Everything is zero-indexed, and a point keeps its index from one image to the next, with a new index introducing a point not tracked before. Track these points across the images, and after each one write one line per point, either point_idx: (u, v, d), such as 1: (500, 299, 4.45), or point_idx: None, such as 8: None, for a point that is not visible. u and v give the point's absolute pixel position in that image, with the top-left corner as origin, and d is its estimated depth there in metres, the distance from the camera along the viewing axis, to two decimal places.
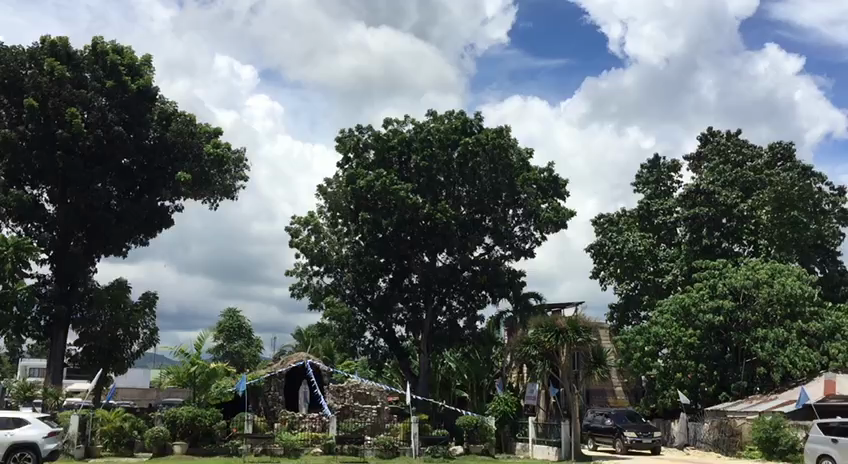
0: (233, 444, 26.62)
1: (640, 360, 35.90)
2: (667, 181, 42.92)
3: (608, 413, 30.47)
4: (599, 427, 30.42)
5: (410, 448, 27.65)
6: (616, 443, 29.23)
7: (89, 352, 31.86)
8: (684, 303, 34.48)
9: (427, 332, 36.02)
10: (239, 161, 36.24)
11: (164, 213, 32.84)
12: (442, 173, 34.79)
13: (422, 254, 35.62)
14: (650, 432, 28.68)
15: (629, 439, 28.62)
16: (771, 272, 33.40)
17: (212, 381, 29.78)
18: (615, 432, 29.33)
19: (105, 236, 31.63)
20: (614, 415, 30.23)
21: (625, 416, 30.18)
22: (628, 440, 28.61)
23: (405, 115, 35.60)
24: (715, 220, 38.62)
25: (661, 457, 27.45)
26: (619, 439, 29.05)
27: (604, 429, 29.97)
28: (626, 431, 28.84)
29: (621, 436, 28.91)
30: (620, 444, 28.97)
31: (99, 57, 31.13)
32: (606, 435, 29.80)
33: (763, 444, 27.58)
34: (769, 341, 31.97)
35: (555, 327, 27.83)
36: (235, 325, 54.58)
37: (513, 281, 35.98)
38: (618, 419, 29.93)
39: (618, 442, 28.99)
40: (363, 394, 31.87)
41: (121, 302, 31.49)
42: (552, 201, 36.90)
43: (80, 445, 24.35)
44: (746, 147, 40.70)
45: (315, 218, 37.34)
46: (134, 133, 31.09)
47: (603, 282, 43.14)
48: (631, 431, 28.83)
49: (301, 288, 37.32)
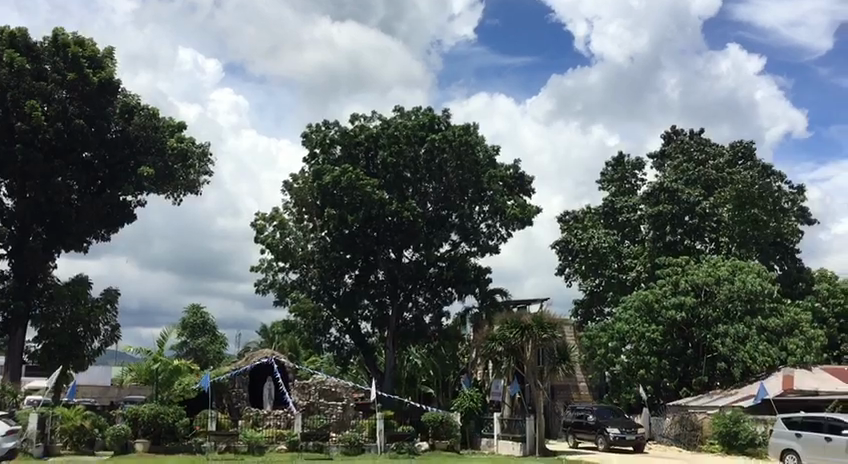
0: (195, 442, 26.34)
1: (604, 356, 36.24)
2: (631, 178, 43.53)
3: (591, 409, 30.21)
4: (581, 424, 30.23)
5: (375, 444, 27.66)
6: (598, 440, 29.08)
7: (48, 348, 30.58)
8: (647, 300, 34.57)
9: (393, 328, 36.08)
10: (204, 155, 35.87)
11: (126, 207, 32.31)
12: (409, 170, 34.87)
13: (388, 250, 35.52)
14: (634, 429, 28.30)
15: (612, 436, 28.34)
16: (732, 269, 34.14)
17: (174, 379, 29.70)
18: (597, 430, 29.20)
19: (65, 230, 31.00)
20: (598, 411, 29.99)
21: (609, 411, 29.97)
22: (611, 437, 28.30)
23: (372, 111, 35.73)
24: (678, 217, 38.81)
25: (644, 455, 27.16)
26: (601, 436, 28.90)
27: (585, 426, 29.94)
28: (609, 428, 28.59)
29: (603, 434, 28.71)
30: (603, 441, 28.76)
31: (59, 49, 30.54)
32: (586, 431, 29.82)
33: (723, 438, 28.10)
34: (729, 337, 32.64)
35: (521, 323, 28.13)
36: (199, 321, 54.04)
37: (480, 277, 36.07)
38: (601, 414, 29.71)
39: (601, 439, 28.81)
40: (329, 391, 31.81)
41: (83, 298, 31.07)
42: (518, 198, 37.08)
43: (39, 444, 24.00)
44: (708, 146, 41.40)
45: (280, 214, 37.18)
46: (95, 126, 30.56)
47: (568, 278, 43.47)
48: (614, 428, 28.59)
49: (266, 284, 37.20)
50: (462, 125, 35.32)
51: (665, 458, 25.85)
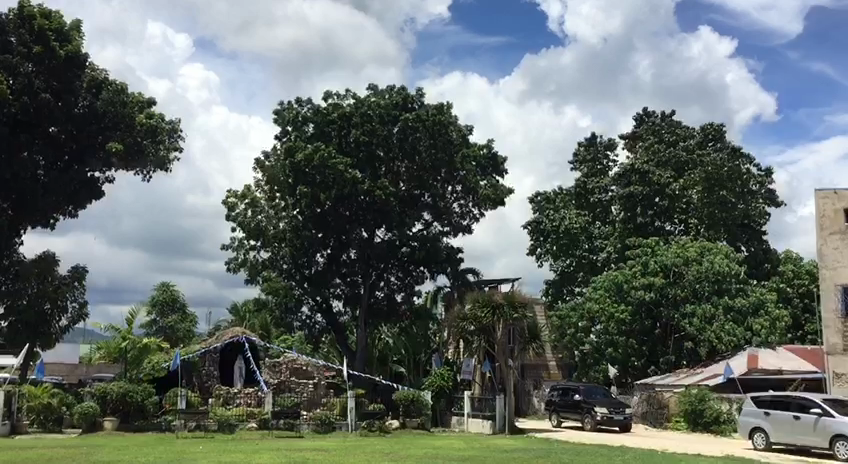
0: (165, 420, 26.39)
1: (574, 335, 36.90)
2: (603, 159, 43.71)
3: (578, 388, 29.39)
4: (567, 402, 29.64)
5: (346, 423, 27.66)
6: (585, 419, 28.44)
7: (15, 326, 30.31)
8: (617, 280, 35.05)
9: (365, 307, 35.90)
10: (174, 131, 35.34)
11: (95, 184, 32.10)
12: (382, 148, 34.76)
13: (360, 229, 35.23)
14: (622, 409, 27.83)
15: (600, 416, 27.74)
16: (700, 250, 34.45)
17: (143, 358, 29.58)
18: (585, 409, 28.50)
19: (32, 206, 30.47)
20: (586, 389, 29.19)
21: (599, 391, 29.09)
22: (599, 416, 27.72)
23: (346, 89, 35.49)
24: (649, 199, 39.83)
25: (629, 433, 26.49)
26: (588, 416, 28.29)
27: (571, 405, 29.35)
28: (597, 408, 27.98)
29: (591, 413, 28.11)
30: (590, 420, 28.17)
31: (24, 21, 29.68)
32: (573, 410, 29.19)
33: (689, 415, 28.65)
34: (696, 317, 33.18)
35: (491, 302, 28.22)
36: (169, 299, 53.65)
37: (452, 256, 36.32)
38: (589, 393, 28.92)
39: (589, 419, 28.21)
40: (300, 370, 32.04)
41: (49, 276, 30.89)
42: (491, 179, 37.27)
43: (5, 422, 23.79)
44: (679, 128, 41.71)
45: (252, 192, 36.99)
46: (62, 101, 30.18)
47: (539, 259, 43.70)
48: (602, 407, 27.96)
49: (238, 262, 37.06)
50: (436, 105, 35.28)
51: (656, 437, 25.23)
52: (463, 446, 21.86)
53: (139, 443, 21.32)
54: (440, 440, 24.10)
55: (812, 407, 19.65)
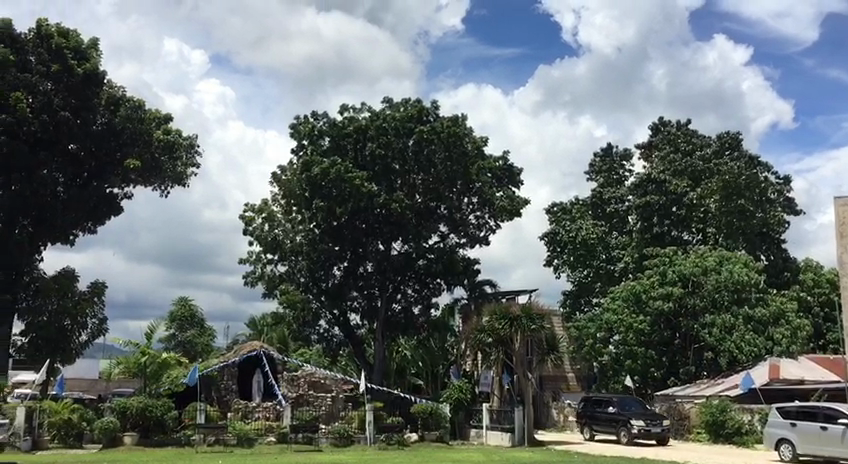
0: (185, 434, 26.41)
1: (593, 346, 36.70)
2: (619, 170, 43.64)
3: (612, 400, 29.09)
4: (599, 414, 29.16)
5: (364, 436, 27.70)
6: (620, 433, 27.93)
7: (35, 342, 30.48)
8: (635, 290, 34.95)
9: (383, 320, 36.16)
10: (191, 147, 35.69)
11: (113, 200, 32.35)
12: (398, 162, 34.91)
13: (377, 242, 35.49)
14: (659, 421, 27.40)
15: (637, 429, 27.26)
16: (719, 259, 34.38)
17: (162, 373, 29.79)
18: (620, 422, 28.01)
19: (52, 223, 31.02)
20: (620, 402, 28.90)
21: (632, 402, 28.90)
22: (636, 430, 27.26)
23: (362, 103, 35.67)
24: (666, 208, 39.74)
25: (669, 447, 26.18)
26: (624, 429, 27.75)
27: (605, 418, 28.81)
28: (633, 420, 27.46)
29: (627, 426, 27.58)
30: (626, 434, 27.64)
31: (43, 40, 30.31)
32: (606, 423, 28.68)
33: (709, 427, 28.33)
34: (715, 327, 32.93)
35: (509, 314, 28.15)
36: (188, 314, 53.90)
37: (468, 269, 36.24)
38: (623, 406, 28.59)
39: (624, 432, 27.68)
40: (318, 383, 32.93)
41: (69, 292, 31.10)
42: (507, 190, 37.26)
43: (27, 437, 24.11)
44: (695, 137, 41.56)
45: (269, 206, 37.20)
46: (81, 118, 30.39)
47: (556, 270, 43.53)
48: (639, 420, 27.46)
49: (255, 276, 37.24)
50: (450, 117, 35.34)
51: (694, 451, 24.78)
52: (481, 459, 21.76)
53: (161, 458, 21.43)
54: (458, 452, 24.14)
55: (839, 417, 19.41)
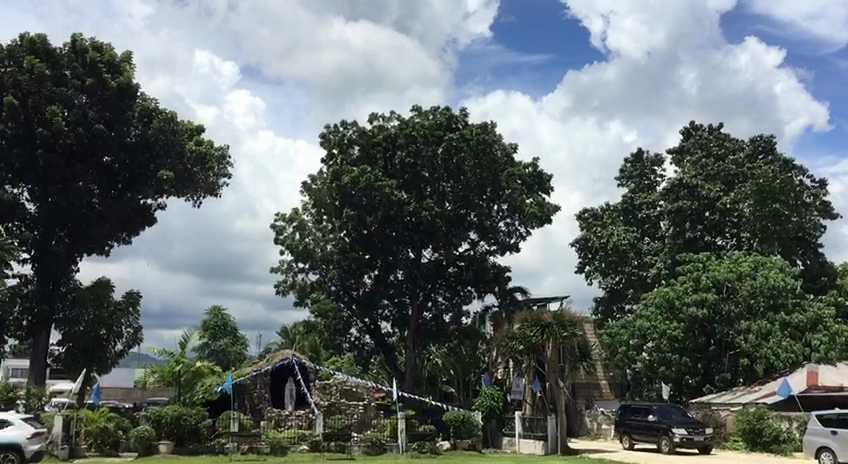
0: (219, 443, 26.64)
1: (626, 354, 36.10)
2: (651, 175, 43.23)
3: (651, 408, 28.56)
4: (640, 423, 28.68)
5: (397, 444, 27.70)
6: (661, 442, 27.50)
7: (72, 351, 31.18)
8: (668, 297, 34.56)
9: (414, 328, 36.22)
10: (223, 158, 36.14)
11: (147, 211, 32.61)
12: (427, 170, 34.94)
13: (407, 250, 35.75)
14: (701, 429, 27.02)
15: (679, 437, 26.84)
16: (754, 264, 33.89)
17: (196, 382, 30.00)
18: (660, 431, 27.57)
19: (88, 234, 31.54)
20: (659, 410, 28.33)
21: (673, 411, 28.25)
22: (678, 438, 26.84)
23: (391, 111, 35.82)
24: (698, 214, 39.21)
25: (713, 456, 25.77)
26: (664, 437, 27.36)
27: (645, 427, 28.37)
28: (674, 429, 27.06)
29: (668, 434, 27.18)
30: (667, 442, 27.23)
31: (78, 55, 30.91)
32: (647, 432, 28.25)
33: (746, 435, 27.93)
34: (752, 333, 32.47)
35: (541, 321, 27.95)
36: (220, 323, 54.36)
37: (499, 276, 36.05)
38: (662, 414, 28.07)
39: (665, 441, 27.26)
40: (350, 391, 31.53)
41: (105, 301, 31.33)
42: (537, 197, 37.07)
43: (64, 446, 24.34)
44: (727, 141, 41.19)
45: (300, 215, 37.42)
46: (115, 131, 30.88)
47: (588, 276, 43.15)
48: (681, 428, 27.05)
49: (286, 285, 37.49)
50: (479, 124, 35.33)
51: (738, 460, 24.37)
52: None
53: None
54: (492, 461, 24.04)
55: None
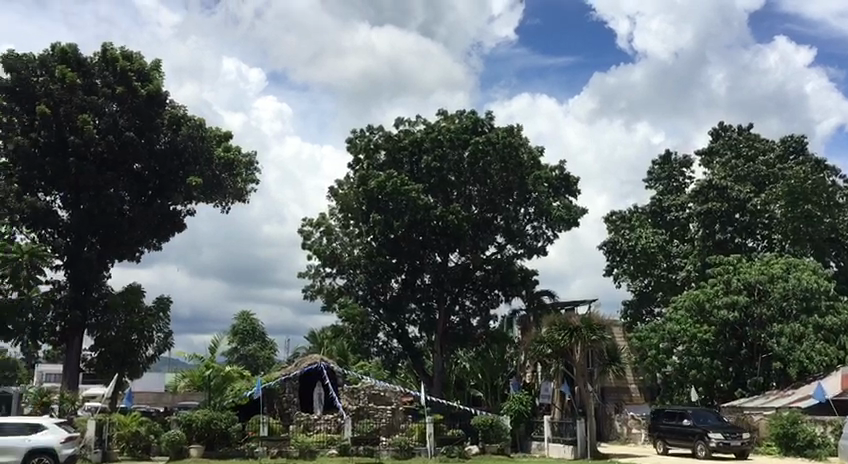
0: (248, 447, 26.78)
1: (655, 357, 36.03)
2: (679, 177, 42.89)
3: (686, 413, 28.23)
4: (674, 428, 28.35)
5: (425, 448, 27.65)
6: (697, 447, 27.19)
7: (104, 356, 31.65)
8: (698, 299, 34.14)
9: (441, 332, 36.18)
10: (250, 164, 36.45)
11: (176, 216, 32.96)
12: (454, 173, 34.80)
13: (434, 254, 35.60)
14: (738, 434, 26.64)
15: (716, 442, 26.54)
16: (786, 267, 33.40)
17: (226, 386, 30.26)
18: (696, 435, 27.26)
19: (119, 240, 31.84)
20: (694, 414, 28.05)
21: (709, 415, 27.98)
22: (714, 443, 26.53)
23: (417, 115, 35.87)
24: (728, 215, 38.66)
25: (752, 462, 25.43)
26: (700, 442, 27.05)
27: (680, 432, 28.05)
28: (710, 433, 26.74)
29: (704, 439, 26.87)
30: (703, 447, 26.93)
31: (108, 63, 31.40)
32: (681, 437, 27.92)
33: (780, 439, 27.52)
34: (784, 336, 32.00)
35: (569, 325, 27.79)
36: (249, 328, 54.77)
37: (526, 279, 35.88)
38: (697, 418, 27.77)
39: (701, 445, 26.96)
40: (378, 395, 31.35)
41: (136, 307, 31.84)
42: (564, 200, 36.88)
43: (97, 450, 24.51)
44: (757, 141, 40.77)
45: (327, 220, 37.59)
46: (145, 138, 31.27)
47: (616, 279, 42.89)
48: (717, 433, 26.75)
49: (314, 290, 37.66)
50: (505, 127, 35.24)
51: None
52: None
53: None
54: None
55: None
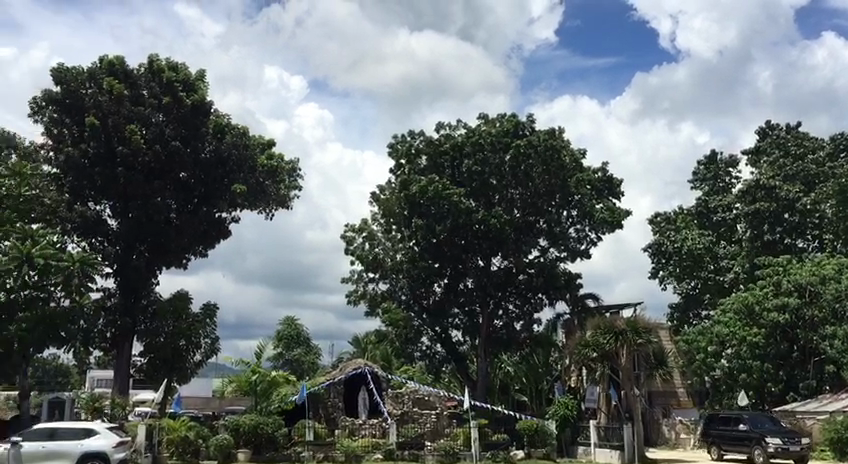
0: (295, 451, 27.22)
1: (704, 362, 35.27)
2: (725, 177, 42.22)
3: (742, 418, 27.67)
4: (730, 434, 27.79)
5: (471, 453, 27.42)
6: (754, 452, 26.59)
7: (153, 362, 32.16)
8: (747, 302, 33.58)
9: (485, 336, 36.11)
10: (293, 171, 36.89)
11: (222, 224, 33.50)
12: (495, 177, 34.76)
13: (477, 258, 35.56)
14: (797, 439, 25.84)
15: (773, 447, 25.88)
16: (838, 267, 32.64)
17: (271, 392, 30.39)
18: (753, 440, 26.70)
19: (167, 248, 32.22)
20: (750, 419, 27.47)
21: (765, 419, 27.33)
22: (772, 448, 25.89)
23: (458, 119, 35.90)
24: (777, 216, 37.78)
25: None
26: (758, 447, 26.47)
27: (736, 438, 27.48)
28: (768, 438, 26.12)
29: (761, 444, 26.29)
30: (760, 452, 26.34)
31: (154, 75, 32.09)
32: (738, 443, 27.36)
33: (834, 445, 26.81)
34: (837, 339, 31.00)
35: (614, 328, 27.57)
36: (294, 333, 55.32)
37: (570, 283, 35.63)
38: (754, 423, 27.17)
39: (758, 450, 26.39)
40: (422, 400, 31.34)
41: (183, 314, 32.47)
42: (607, 202, 36.55)
43: (147, 454, 24.87)
44: (806, 140, 39.97)
45: (369, 225, 37.81)
46: (191, 147, 31.79)
47: (662, 281, 42.28)
48: (775, 437, 26.08)
49: (357, 295, 37.90)
50: (547, 130, 35.06)
51: None
52: None
53: None
54: None
55: None
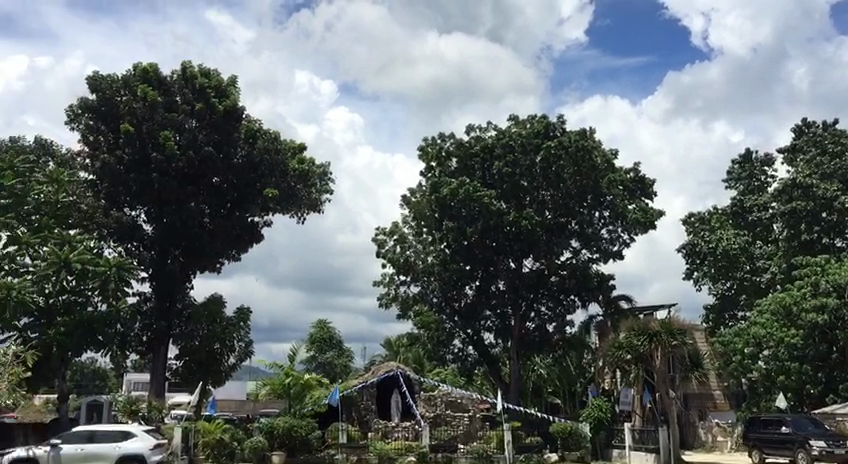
0: (329, 454, 27.50)
1: (741, 363, 34.92)
2: (761, 176, 41.57)
3: (784, 420, 27.20)
4: (771, 437, 27.35)
5: (504, 455, 27.24)
6: (798, 455, 26.15)
7: (188, 365, 32.50)
8: (784, 303, 32.95)
9: (517, 339, 35.92)
10: (324, 174, 37.09)
11: (254, 228, 33.65)
12: (526, 178, 34.65)
13: (508, 260, 35.52)
14: (842, 442, 25.40)
15: (818, 451, 25.48)
16: None
17: (305, 395, 30.70)
18: (796, 443, 26.26)
19: (200, 252, 32.53)
20: (792, 422, 27.00)
21: (807, 421, 26.88)
22: (816, 451, 25.47)
23: (488, 121, 35.81)
24: (814, 215, 36.93)
25: None
26: (801, 450, 26.02)
27: (777, 440, 27.03)
28: (812, 441, 25.70)
29: (805, 447, 25.85)
30: (804, 456, 25.90)
31: (187, 81, 32.52)
32: (779, 446, 26.90)
33: None
34: None
35: (648, 330, 27.26)
36: (327, 336, 55.58)
37: (602, 284, 35.25)
38: (797, 426, 26.71)
39: (802, 453, 25.94)
40: (455, 403, 32.31)
41: (217, 317, 32.65)
42: (640, 202, 36.21)
43: (182, 456, 25.14)
44: (843, 137, 39.11)
45: (400, 228, 37.88)
46: (223, 152, 32.21)
47: (697, 282, 41.79)
48: (819, 440, 25.68)
49: (389, 298, 37.98)
50: (578, 131, 34.82)
51: None
52: None
53: None
54: None
55: None
